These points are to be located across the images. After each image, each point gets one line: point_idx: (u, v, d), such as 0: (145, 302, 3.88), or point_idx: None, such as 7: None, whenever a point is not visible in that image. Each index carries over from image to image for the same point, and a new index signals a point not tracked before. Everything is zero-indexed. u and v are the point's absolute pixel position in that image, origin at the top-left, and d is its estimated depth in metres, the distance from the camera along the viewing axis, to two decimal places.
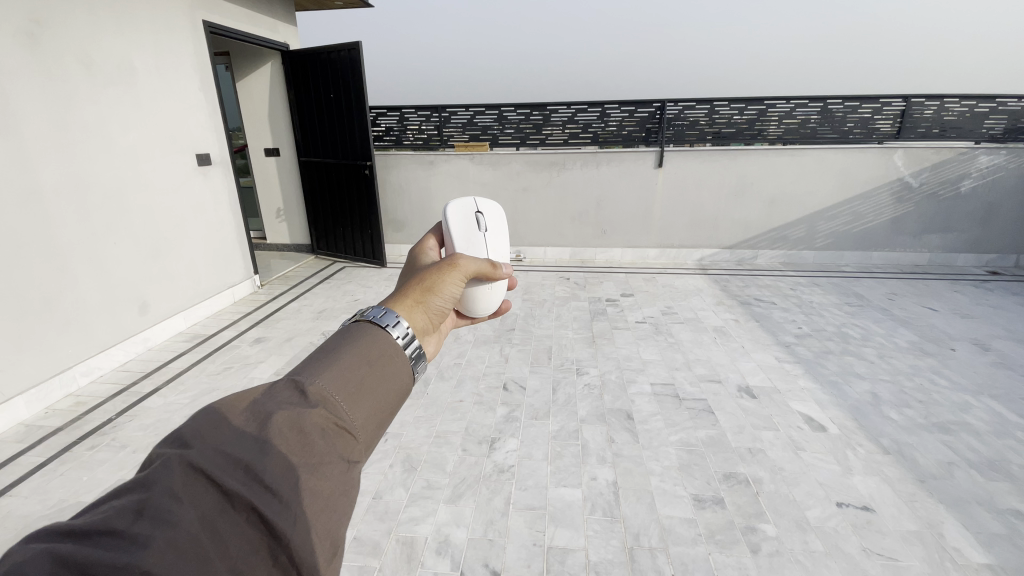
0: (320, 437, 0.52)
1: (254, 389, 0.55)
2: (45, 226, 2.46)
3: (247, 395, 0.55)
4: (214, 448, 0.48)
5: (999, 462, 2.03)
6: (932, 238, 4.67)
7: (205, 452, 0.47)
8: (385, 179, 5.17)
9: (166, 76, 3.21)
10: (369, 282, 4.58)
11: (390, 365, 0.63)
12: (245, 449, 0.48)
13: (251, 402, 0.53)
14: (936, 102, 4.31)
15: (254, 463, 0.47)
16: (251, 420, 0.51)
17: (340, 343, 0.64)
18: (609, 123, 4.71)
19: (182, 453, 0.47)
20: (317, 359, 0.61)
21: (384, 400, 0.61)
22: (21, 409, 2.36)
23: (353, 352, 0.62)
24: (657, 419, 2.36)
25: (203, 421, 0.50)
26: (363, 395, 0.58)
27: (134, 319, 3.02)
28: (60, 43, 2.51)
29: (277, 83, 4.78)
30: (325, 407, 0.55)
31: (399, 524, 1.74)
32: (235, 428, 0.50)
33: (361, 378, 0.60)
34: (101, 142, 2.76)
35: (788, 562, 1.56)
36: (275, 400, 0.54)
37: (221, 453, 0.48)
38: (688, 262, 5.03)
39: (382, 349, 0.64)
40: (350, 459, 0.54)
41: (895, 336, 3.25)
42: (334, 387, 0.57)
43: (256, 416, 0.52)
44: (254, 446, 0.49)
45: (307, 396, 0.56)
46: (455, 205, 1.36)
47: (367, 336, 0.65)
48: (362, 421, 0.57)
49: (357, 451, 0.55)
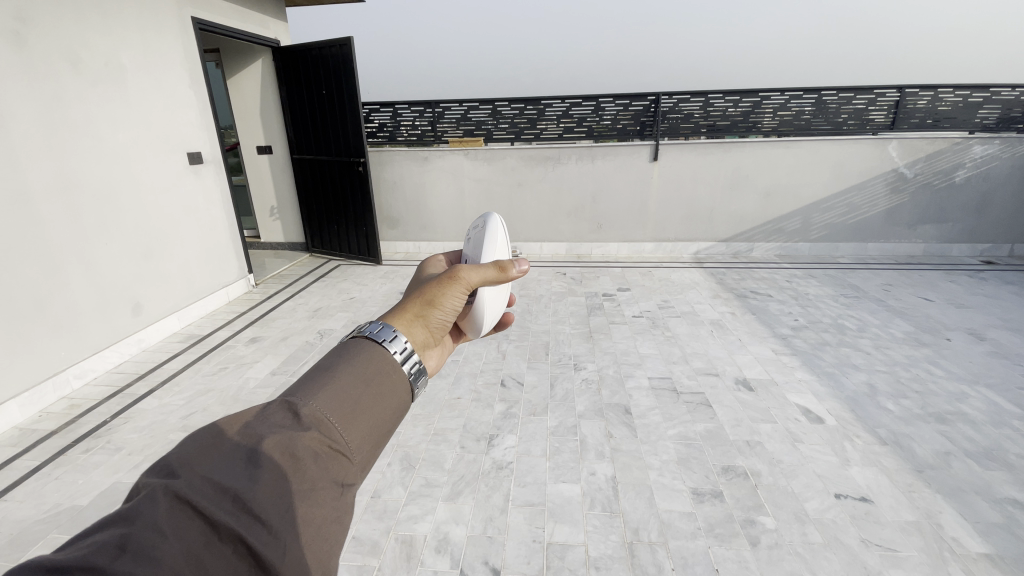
0: (312, 462, 0.53)
1: (247, 412, 0.56)
2: (35, 227, 2.42)
3: (239, 417, 0.55)
4: (203, 477, 0.48)
5: (996, 451, 2.04)
6: (927, 228, 4.68)
7: (191, 483, 0.47)
8: (379, 176, 5.13)
9: (155, 74, 3.17)
10: (364, 279, 4.55)
11: (387, 381, 0.64)
12: (234, 478, 0.48)
13: (242, 426, 0.54)
14: (929, 93, 4.33)
15: (241, 491, 0.47)
16: (241, 445, 0.52)
17: (337, 360, 0.65)
18: (604, 116, 4.70)
19: (169, 484, 0.46)
20: (311, 379, 0.62)
21: (381, 419, 0.61)
22: (14, 413, 2.33)
23: (348, 370, 0.63)
24: (655, 413, 2.36)
25: (194, 450, 0.51)
26: (358, 415, 0.59)
27: (127, 320, 2.98)
28: (46, 41, 2.46)
29: (269, 80, 4.73)
30: (319, 430, 0.56)
31: (398, 523, 1.74)
32: (225, 455, 0.50)
33: (357, 396, 0.60)
34: (91, 142, 2.71)
35: (788, 554, 1.57)
36: (267, 423, 0.55)
37: (209, 482, 0.48)
38: (684, 255, 5.02)
39: (379, 365, 0.65)
40: (345, 482, 0.55)
41: (891, 327, 3.26)
42: (328, 408, 0.57)
43: (247, 441, 0.52)
44: (243, 474, 0.49)
45: (301, 418, 0.56)
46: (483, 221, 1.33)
47: (363, 354, 0.66)
48: (358, 441, 0.58)
49: (351, 473, 0.56)
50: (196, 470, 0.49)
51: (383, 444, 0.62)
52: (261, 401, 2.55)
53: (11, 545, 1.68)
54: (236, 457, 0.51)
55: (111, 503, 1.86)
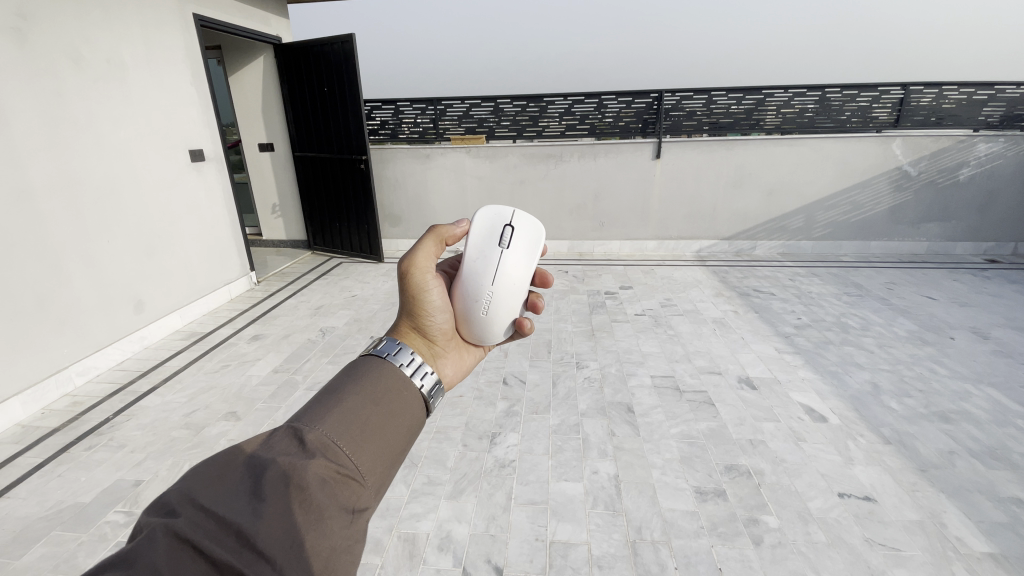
0: (321, 489, 0.53)
1: (251, 442, 0.56)
2: (38, 225, 2.42)
3: (244, 446, 0.55)
4: (209, 512, 0.48)
5: (1001, 450, 2.03)
6: (931, 227, 4.66)
7: (194, 522, 0.47)
8: (380, 174, 5.12)
9: (157, 72, 3.16)
10: (365, 277, 4.54)
11: (396, 401, 0.67)
12: (238, 512, 0.49)
13: (247, 456, 0.54)
14: (933, 90, 4.30)
15: (246, 527, 0.48)
16: (246, 477, 0.52)
17: (344, 382, 0.66)
18: (607, 114, 4.68)
19: (169, 524, 0.46)
20: (316, 404, 0.62)
21: (391, 442, 0.63)
22: (18, 409, 2.34)
23: (356, 393, 0.64)
24: (657, 412, 2.35)
25: (193, 485, 0.50)
26: (368, 437, 0.60)
27: (129, 318, 2.99)
28: (47, 37, 2.45)
29: (270, 77, 4.71)
30: (325, 456, 0.56)
31: (401, 521, 1.73)
32: (228, 488, 0.50)
33: (365, 420, 0.62)
34: (93, 139, 2.71)
35: (790, 553, 1.56)
36: (272, 452, 0.55)
37: (212, 518, 0.48)
38: (686, 253, 5.01)
39: (388, 386, 0.68)
40: (357, 508, 0.56)
41: (895, 326, 3.25)
42: (335, 434, 0.58)
43: (252, 471, 0.52)
44: (247, 508, 0.49)
45: (307, 444, 0.56)
46: (495, 213, 1.16)
47: (373, 375, 0.69)
48: (368, 465, 0.59)
49: (363, 498, 0.57)
50: (200, 507, 0.48)
51: (394, 465, 0.63)
52: (263, 398, 2.55)
53: (14, 542, 1.68)
54: (241, 489, 0.51)
55: (113, 500, 1.86)
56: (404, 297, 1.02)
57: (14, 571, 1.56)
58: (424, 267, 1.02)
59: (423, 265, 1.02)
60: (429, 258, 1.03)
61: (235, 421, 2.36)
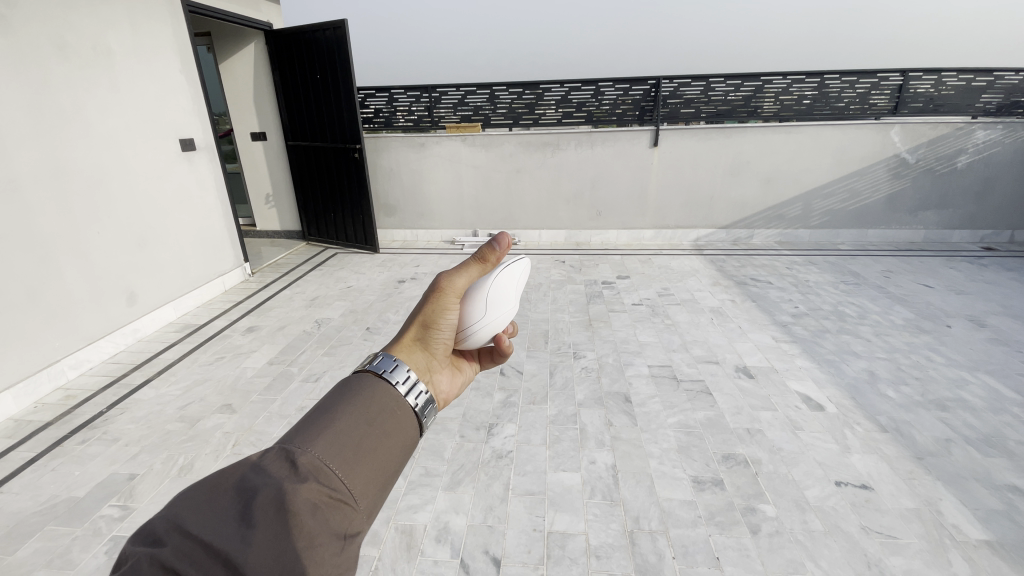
0: (312, 515, 0.51)
1: (241, 463, 0.54)
2: (26, 216, 2.37)
3: (234, 468, 0.53)
4: (195, 539, 0.47)
5: (997, 438, 2.04)
6: (928, 214, 4.65)
7: (180, 550, 0.46)
8: (374, 163, 5.05)
9: (145, 59, 3.07)
10: (361, 268, 4.49)
11: (391, 420, 0.64)
12: (226, 539, 0.47)
13: (237, 479, 0.52)
14: (932, 77, 4.27)
15: (233, 554, 0.46)
16: (236, 501, 0.50)
17: (339, 399, 0.63)
18: (604, 101, 4.61)
19: (154, 553, 0.45)
20: (308, 422, 0.59)
21: (386, 462, 0.61)
22: (8, 403, 2.31)
23: (350, 411, 0.61)
24: (655, 401, 2.35)
25: (182, 510, 0.48)
26: (362, 459, 0.58)
27: (121, 310, 2.94)
28: (30, 23, 2.37)
29: (261, 64, 4.60)
30: (317, 479, 0.54)
31: (399, 512, 1.73)
32: (216, 514, 0.49)
33: (359, 439, 0.59)
34: (81, 129, 2.64)
35: (788, 542, 1.57)
36: (264, 475, 0.52)
37: (199, 545, 0.46)
38: (684, 242, 4.97)
39: (382, 403, 0.65)
40: (348, 533, 0.54)
41: (891, 314, 3.25)
42: (328, 456, 0.56)
43: (241, 495, 0.51)
44: (235, 535, 0.48)
45: (297, 467, 0.54)
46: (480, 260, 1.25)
47: (367, 391, 0.66)
48: (360, 487, 0.57)
49: (355, 523, 0.55)
50: (186, 534, 0.47)
51: (388, 487, 0.61)
52: (259, 390, 2.53)
53: (9, 536, 1.67)
54: (229, 515, 0.49)
55: (108, 494, 1.84)
56: (422, 309, 0.91)
57: (10, 566, 1.55)
58: (458, 289, 0.90)
59: (458, 288, 0.90)
60: (469, 280, 0.92)
61: (230, 413, 2.34)
